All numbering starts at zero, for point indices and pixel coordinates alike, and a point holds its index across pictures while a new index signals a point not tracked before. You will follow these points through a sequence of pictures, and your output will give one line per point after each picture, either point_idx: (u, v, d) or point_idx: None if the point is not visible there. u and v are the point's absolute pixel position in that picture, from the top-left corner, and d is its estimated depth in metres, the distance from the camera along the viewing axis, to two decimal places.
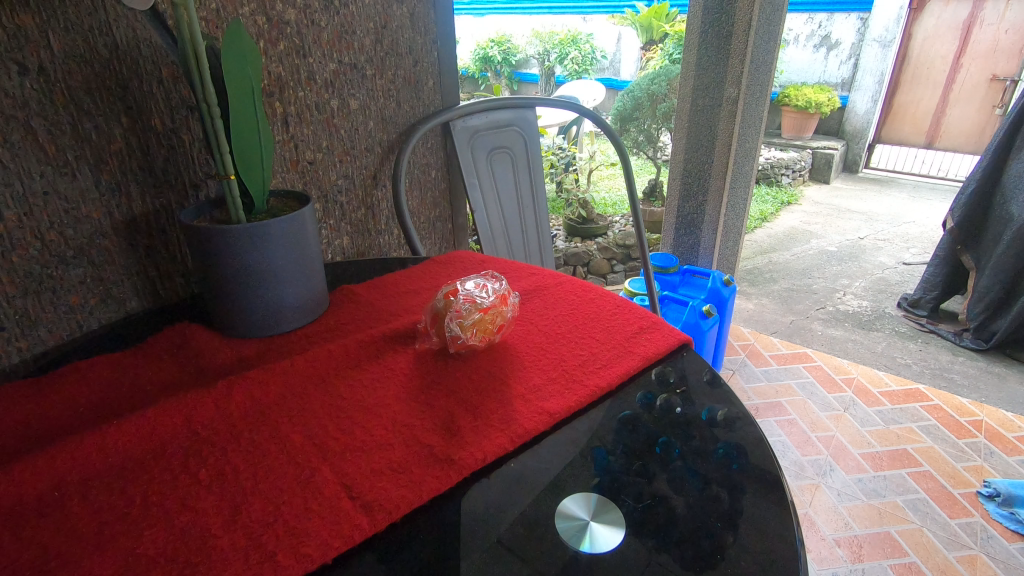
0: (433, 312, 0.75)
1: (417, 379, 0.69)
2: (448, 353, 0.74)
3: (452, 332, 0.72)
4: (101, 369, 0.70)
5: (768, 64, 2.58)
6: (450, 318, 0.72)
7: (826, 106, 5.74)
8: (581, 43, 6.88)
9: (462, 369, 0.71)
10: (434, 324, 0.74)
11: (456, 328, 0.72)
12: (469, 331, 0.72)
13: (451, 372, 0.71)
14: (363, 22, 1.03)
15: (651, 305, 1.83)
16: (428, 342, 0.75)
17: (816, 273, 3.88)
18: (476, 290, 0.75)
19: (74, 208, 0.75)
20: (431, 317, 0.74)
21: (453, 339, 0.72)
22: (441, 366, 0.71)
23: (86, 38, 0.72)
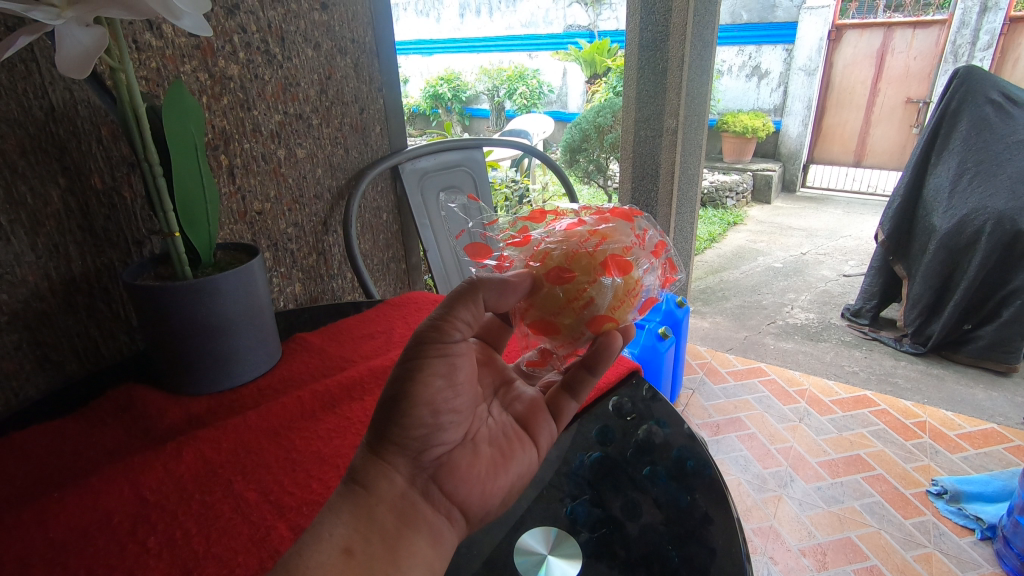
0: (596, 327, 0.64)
1: (507, 288, 0.59)
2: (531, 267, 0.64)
3: (593, 301, 0.62)
4: (41, 438, 0.67)
5: (703, 95, 2.74)
6: (608, 296, 0.63)
7: (761, 130, 6.08)
8: (528, 78, 7.09)
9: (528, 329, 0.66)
10: (608, 279, 0.62)
11: (603, 309, 0.63)
12: (593, 332, 0.64)
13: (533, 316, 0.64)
14: (307, 75, 1.05)
15: None
16: (572, 255, 0.63)
17: (765, 288, 4.06)
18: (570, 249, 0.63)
19: (8, 272, 0.73)
20: (608, 265, 0.62)
21: (580, 306, 0.62)
22: (546, 305, 0.63)
23: (20, 102, 0.71)
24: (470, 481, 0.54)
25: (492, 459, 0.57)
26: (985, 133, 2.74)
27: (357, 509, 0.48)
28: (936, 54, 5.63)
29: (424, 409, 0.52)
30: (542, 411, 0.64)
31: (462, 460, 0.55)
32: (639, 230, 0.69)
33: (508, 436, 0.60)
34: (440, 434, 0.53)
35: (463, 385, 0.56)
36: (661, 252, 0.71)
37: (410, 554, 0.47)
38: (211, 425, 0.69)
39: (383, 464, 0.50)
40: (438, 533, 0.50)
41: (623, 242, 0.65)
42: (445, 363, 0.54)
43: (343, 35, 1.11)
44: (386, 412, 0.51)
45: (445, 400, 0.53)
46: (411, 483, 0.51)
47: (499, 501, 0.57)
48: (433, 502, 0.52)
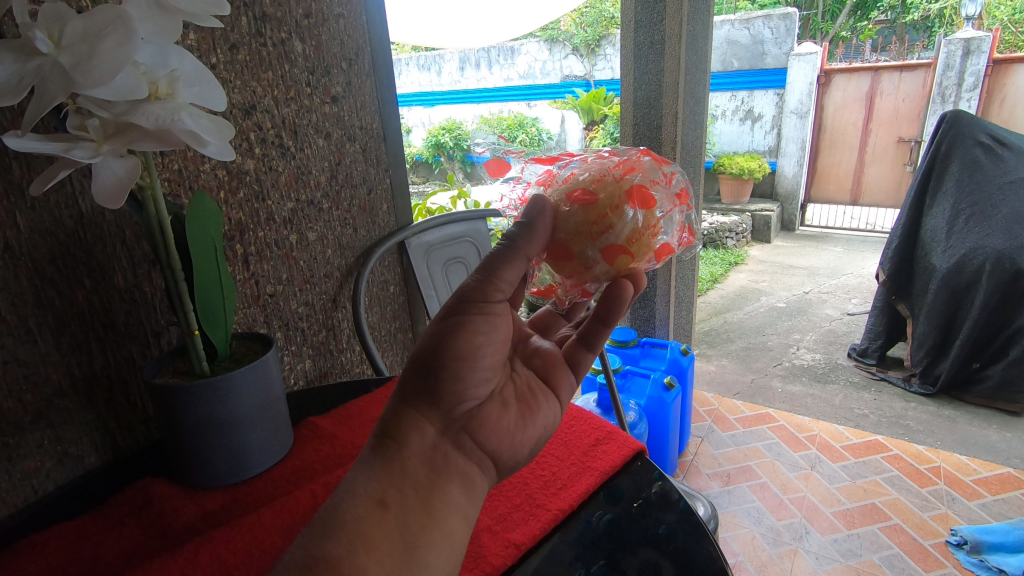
0: (614, 253, 0.72)
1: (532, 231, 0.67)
2: (560, 193, 0.74)
3: (612, 228, 0.71)
4: (60, 543, 0.69)
5: (697, 148, 2.83)
6: (625, 224, 0.71)
7: (757, 171, 6.20)
8: (527, 127, 7.30)
9: (547, 255, 0.75)
10: (629, 209, 0.71)
11: (620, 239, 0.71)
12: (607, 261, 0.73)
13: (555, 237, 0.72)
14: (318, 162, 1.11)
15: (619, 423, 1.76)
16: (599, 184, 0.72)
17: (769, 329, 4.07)
18: (590, 182, 0.73)
19: (34, 372, 0.76)
20: (630, 196, 0.71)
21: (598, 232, 0.71)
22: (569, 226, 0.71)
23: (52, 213, 0.76)
24: (500, 432, 0.64)
25: (518, 416, 0.66)
26: (977, 175, 2.80)
27: (390, 464, 0.56)
28: (924, 96, 5.78)
29: (464, 365, 0.62)
30: (562, 366, 0.76)
31: (492, 412, 0.64)
32: (666, 174, 0.77)
33: (532, 391, 0.70)
34: (473, 391, 0.63)
35: (496, 344, 0.65)
36: (683, 200, 0.80)
37: (444, 502, 0.56)
38: (225, 526, 0.70)
39: (420, 419, 0.59)
40: (465, 479, 0.59)
41: (648, 178, 0.74)
42: (482, 324, 0.64)
43: (352, 123, 1.17)
44: (427, 372, 0.61)
45: (479, 359, 0.63)
46: (446, 434, 0.60)
47: (525, 452, 0.66)
48: (463, 451, 0.61)
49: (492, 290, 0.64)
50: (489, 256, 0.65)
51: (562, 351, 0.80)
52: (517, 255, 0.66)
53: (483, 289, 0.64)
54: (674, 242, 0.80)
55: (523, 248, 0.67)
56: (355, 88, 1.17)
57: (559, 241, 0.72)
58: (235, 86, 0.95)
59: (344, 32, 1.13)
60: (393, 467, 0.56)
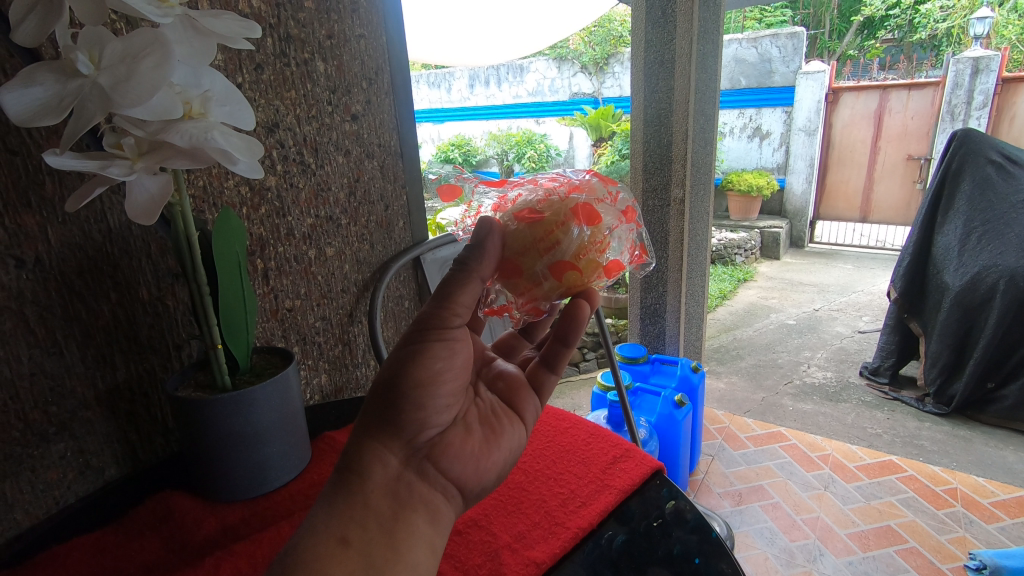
0: (563, 268, 0.72)
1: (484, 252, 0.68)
2: (509, 214, 0.75)
3: (560, 244, 0.71)
4: (80, 555, 0.70)
5: (708, 165, 2.85)
6: (572, 239, 0.72)
7: (766, 188, 6.20)
8: (536, 143, 7.34)
9: (496, 274, 0.74)
10: (576, 225, 0.72)
11: (567, 255, 0.72)
12: (556, 277, 0.72)
13: (504, 256, 0.72)
14: (337, 179, 1.12)
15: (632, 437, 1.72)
16: (545, 203, 0.74)
17: (779, 347, 4.03)
18: (536, 203, 0.75)
19: (59, 384, 0.77)
20: (575, 213, 0.73)
21: (546, 248, 0.71)
22: (517, 243, 0.72)
23: (82, 227, 0.77)
24: (462, 459, 0.64)
25: (482, 441, 0.67)
26: (989, 193, 2.79)
27: (352, 499, 0.56)
28: (933, 114, 5.78)
29: (423, 393, 0.62)
30: (526, 390, 0.76)
31: (452, 438, 0.65)
32: (610, 194, 0.80)
33: (496, 415, 0.71)
34: (434, 417, 0.63)
35: (456, 370, 0.66)
36: (629, 217, 0.82)
37: (408, 533, 0.56)
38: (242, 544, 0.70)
39: (382, 450, 0.60)
40: (432, 508, 0.60)
41: (592, 198, 0.76)
42: (441, 351, 0.64)
43: (371, 141, 1.19)
44: (386, 401, 0.61)
45: (438, 386, 0.64)
46: (409, 463, 0.61)
47: (492, 478, 0.67)
48: (428, 479, 0.61)
49: (449, 316, 0.65)
50: (441, 281, 0.66)
51: (524, 373, 0.80)
52: (471, 277, 0.67)
53: (439, 315, 0.65)
54: (623, 260, 0.81)
55: (475, 269, 0.67)
56: (374, 107, 1.19)
57: (508, 259, 0.72)
58: (260, 105, 0.97)
59: (365, 52, 1.15)
60: (355, 500, 0.56)
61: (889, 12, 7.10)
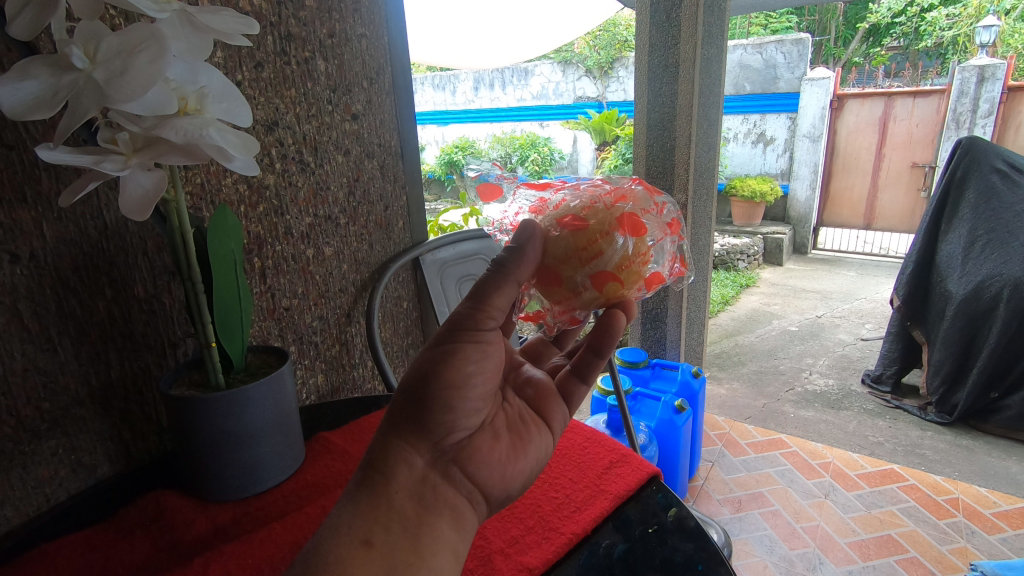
0: (604, 279, 0.72)
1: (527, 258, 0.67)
2: (551, 219, 0.75)
3: (602, 254, 0.71)
4: (69, 553, 0.69)
5: (710, 170, 2.84)
6: (615, 250, 0.72)
7: (769, 195, 6.18)
8: (540, 146, 7.35)
9: (535, 280, 0.75)
10: (620, 235, 0.72)
11: (609, 266, 0.72)
12: (596, 288, 0.73)
13: (544, 262, 0.73)
14: (336, 179, 1.12)
15: (631, 443, 1.71)
16: (590, 211, 0.74)
17: (781, 353, 4.02)
18: (582, 209, 0.74)
19: (53, 381, 0.77)
20: (621, 223, 0.72)
21: (588, 258, 0.71)
22: (558, 251, 0.72)
23: (77, 223, 0.77)
24: (490, 464, 0.63)
25: (509, 448, 0.66)
26: (994, 201, 2.78)
27: (377, 499, 0.55)
28: (938, 121, 5.77)
29: (454, 396, 0.61)
30: (555, 397, 0.75)
31: (481, 443, 0.64)
32: (657, 205, 0.79)
33: (524, 422, 0.70)
34: (462, 421, 0.62)
35: (488, 374, 0.65)
36: (674, 230, 0.81)
37: (432, 538, 0.56)
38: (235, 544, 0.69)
39: (408, 451, 0.59)
40: (456, 512, 0.59)
41: (638, 208, 0.75)
42: (474, 354, 0.63)
43: (371, 141, 1.19)
44: (415, 401, 0.60)
45: (469, 389, 0.62)
46: (435, 466, 0.60)
47: (518, 485, 0.66)
48: (453, 482, 0.61)
49: (483, 318, 0.64)
50: (478, 282, 0.64)
51: (554, 381, 0.79)
52: (509, 280, 0.65)
53: (474, 317, 0.63)
54: (666, 271, 0.81)
55: (514, 272, 0.65)
56: (375, 106, 1.18)
57: (548, 266, 0.72)
58: (259, 103, 0.97)
59: (366, 52, 1.15)
60: (380, 500, 0.55)
61: (894, 20, 7.10)
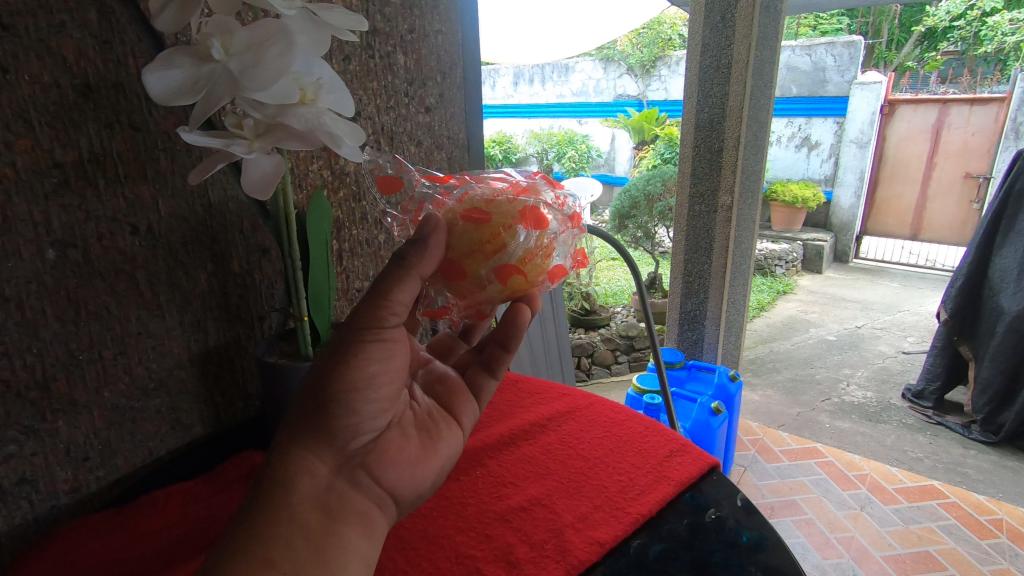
0: (508, 273, 0.69)
1: (431, 254, 0.61)
2: (452, 210, 0.68)
3: (505, 247, 0.68)
4: (175, 500, 0.77)
5: (758, 173, 2.81)
6: (519, 244, 0.68)
7: (811, 201, 6.03)
8: (578, 144, 7.30)
9: (435, 276, 0.69)
10: (522, 229, 0.68)
11: (513, 259, 0.68)
12: (500, 281, 0.69)
13: (446, 257, 0.68)
14: (409, 168, 1.17)
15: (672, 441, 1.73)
16: (493, 202, 0.68)
17: (818, 362, 3.95)
18: (483, 197, 0.69)
19: (160, 344, 0.84)
20: (524, 216, 0.68)
21: (492, 251, 0.67)
22: (462, 245, 0.67)
23: (187, 200, 0.84)
24: (399, 466, 0.61)
25: (418, 447, 0.64)
26: None
27: (276, 513, 0.52)
28: (996, 131, 5.56)
29: (357, 399, 0.58)
30: (464, 395, 0.74)
31: (385, 445, 0.61)
32: (559, 195, 0.75)
33: (433, 420, 0.68)
34: (366, 423, 0.59)
35: (394, 373, 0.61)
36: (577, 222, 0.77)
37: (341, 549, 0.53)
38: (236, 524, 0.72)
39: (310, 460, 0.56)
40: (364, 521, 0.57)
41: (540, 200, 0.71)
42: (377, 353, 0.59)
43: (441, 133, 1.24)
44: (315, 407, 0.56)
45: (373, 390, 0.59)
46: (338, 473, 0.57)
47: (430, 484, 0.64)
48: (360, 488, 0.58)
49: (386, 315, 0.58)
50: (376, 277, 0.58)
51: (461, 377, 0.78)
52: (410, 274, 0.59)
53: (374, 315, 0.58)
54: (570, 265, 0.78)
55: (415, 265, 0.59)
56: (446, 100, 1.23)
57: (451, 260, 0.68)
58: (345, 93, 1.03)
59: (442, 47, 1.20)
60: (278, 515, 0.52)
61: (952, 24, 6.86)
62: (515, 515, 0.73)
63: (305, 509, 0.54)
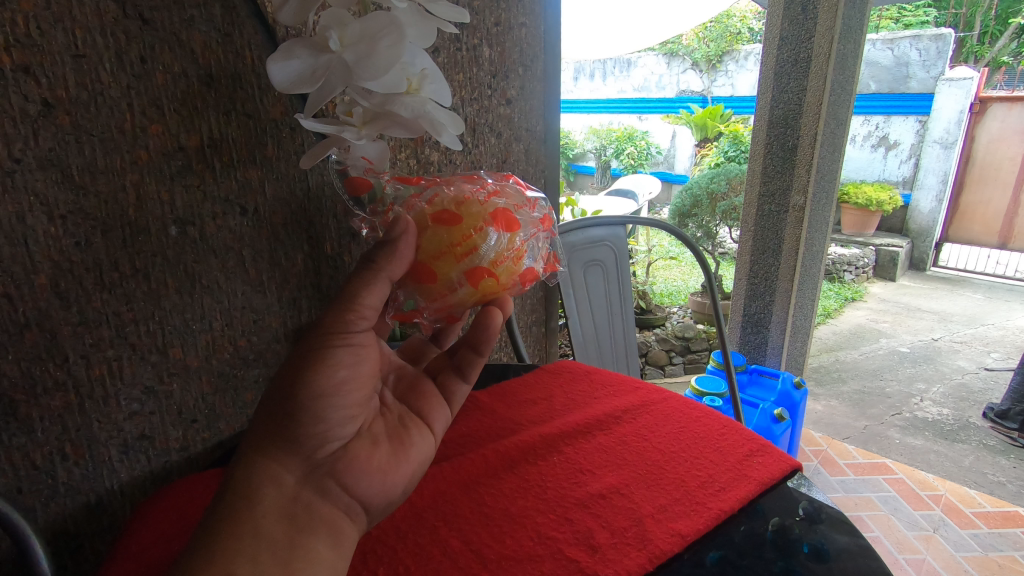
0: (479, 277, 0.65)
1: (402, 257, 0.59)
2: (419, 210, 0.65)
3: (477, 249, 0.64)
4: None
5: (834, 172, 2.68)
6: (492, 248, 0.65)
7: (887, 204, 5.69)
8: (637, 140, 7.11)
9: (404, 280, 0.65)
10: (494, 231, 0.65)
11: (484, 261, 0.65)
12: (473, 285, 0.65)
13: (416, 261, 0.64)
14: (488, 159, 1.20)
15: None
16: (464, 203, 0.65)
17: (889, 374, 3.74)
18: (453, 197, 0.66)
19: (260, 318, 0.91)
20: (495, 218, 0.65)
21: (463, 254, 0.64)
22: (430, 248, 0.63)
23: (290, 185, 0.89)
24: (370, 473, 0.58)
25: (391, 452, 0.61)
26: None
27: (238, 527, 0.51)
28: None
29: (320, 405, 0.56)
30: (435, 399, 0.69)
31: (357, 450, 0.58)
32: (530, 199, 0.73)
33: (406, 426, 0.64)
34: (335, 430, 0.57)
35: (362, 379, 0.60)
36: (547, 225, 0.74)
37: (308, 561, 0.51)
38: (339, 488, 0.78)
39: (276, 470, 0.55)
40: (333, 531, 0.54)
41: (512, 203, 0.69)
42: (343, 358, 0.58)
43: (520, 125, 1.25)
44: (283, 415, 0.56)
45: (342, 396, 0.58)
46: (304, 482, 0.55)
47: (404, 490, 0.61)
48: (329, 497, 0.56)
49: (354, 318, 0.58)
50: (344, 281, 0.58)
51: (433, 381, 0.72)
52: (380, 276, 0.59)
53: (340, 320, 0.58)
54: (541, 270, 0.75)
55: (386, 266, 0.58)
56: (526, 92, 1.25)
57: (420, 262, 0.64)
58: None
59: (525, 40, 1.21)
60: (241, 527, 0.51)
61: None
62: (595, 501, 0.74)
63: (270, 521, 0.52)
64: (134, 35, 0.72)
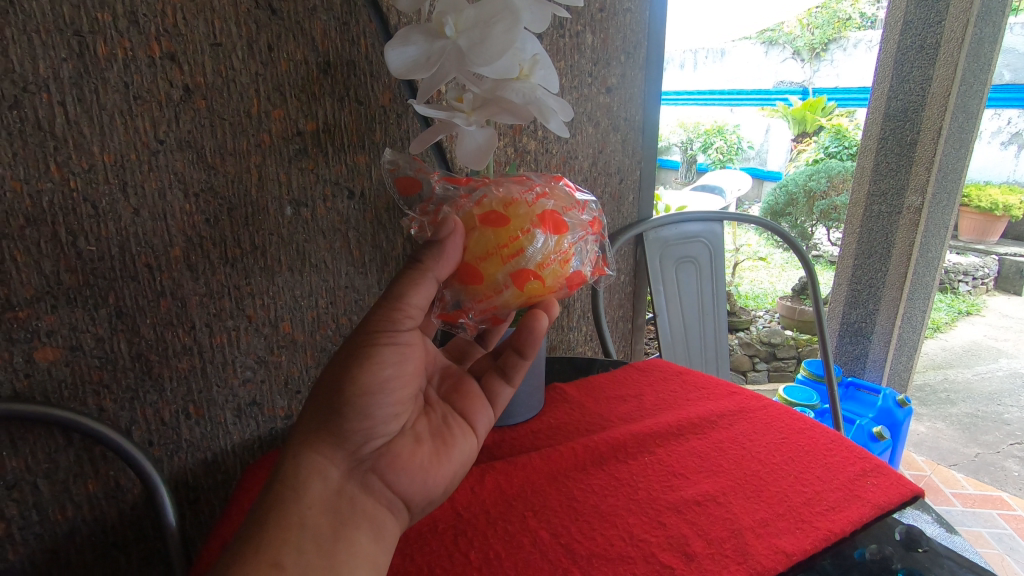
0: (525, 279, 0.64)
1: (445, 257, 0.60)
2: (467, 211, 0.65)
3: (523, 251, 0.63)
4: None
5: (958, 171, 2.42)
6: (539, 250, 0.64)
7: (1017, 208, 5.13)
8: (727, 133, 6.61)
9: (449, 282, 0.65)
10: (541, 232, 0.64)
11: (530, 263, 0.64)
12: (519, 286, 0.64)
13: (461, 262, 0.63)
14: (584, 149, 1.18)
15: None
16: (512, 204, 0.65)
17: (1008, 399, 3.35)
18: (500, 198, 0.65)
19: (362, 299, 0.95)
20: (543, 220, 0.65)
21: (508, 255, 0.63)
22: (476, 249, 0.63)
23: None
24: (411, 471, 0.58)
25: (433, 451, 0.60)
26: None
27: (286, 517, 0.51)
28: None
29: (366, 401, 0.56)
30: (481, 400, 0.68)
31: (401, 447, 0.58)
32: (579, 202, 0.72)
33: (449, 426, 0.64)
34: (379, 426, 0.57)
35: (407, 377, 0.59)
36: (597, 228, 0.73)
37: (349, 553, 0.52)
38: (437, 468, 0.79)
39: (322, 463, 0.55)
40: (376, 526, 0.55)
41: (560, 205, 0.68)
42: (389, 356, 0.57)
43: (618, 114, 1.21)
44: (329, 408, 0.56)
45: (387, 394, 0.57)
46: (349, 476, 0.56)
47: (442, 490, 0.60)
48: (371, 492, 0.56)
49: (401, 317, 0.58)
50: (392, 280, 0.58)
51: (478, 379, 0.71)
52: (427, 277, 0.59)
53: (389, 318, 0.58)
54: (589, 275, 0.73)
55: (433, 268, 0.59)
56: (627, 80, 1.21)
57: (465, 263, 0.63)
58: None
59: (629, 26, 1.17)
60: (288, 518, 0.51)
61: None
62: (689, 507, 0.71)
63: (316, 512, 0.53)
64: (264, 24, 0.76)
